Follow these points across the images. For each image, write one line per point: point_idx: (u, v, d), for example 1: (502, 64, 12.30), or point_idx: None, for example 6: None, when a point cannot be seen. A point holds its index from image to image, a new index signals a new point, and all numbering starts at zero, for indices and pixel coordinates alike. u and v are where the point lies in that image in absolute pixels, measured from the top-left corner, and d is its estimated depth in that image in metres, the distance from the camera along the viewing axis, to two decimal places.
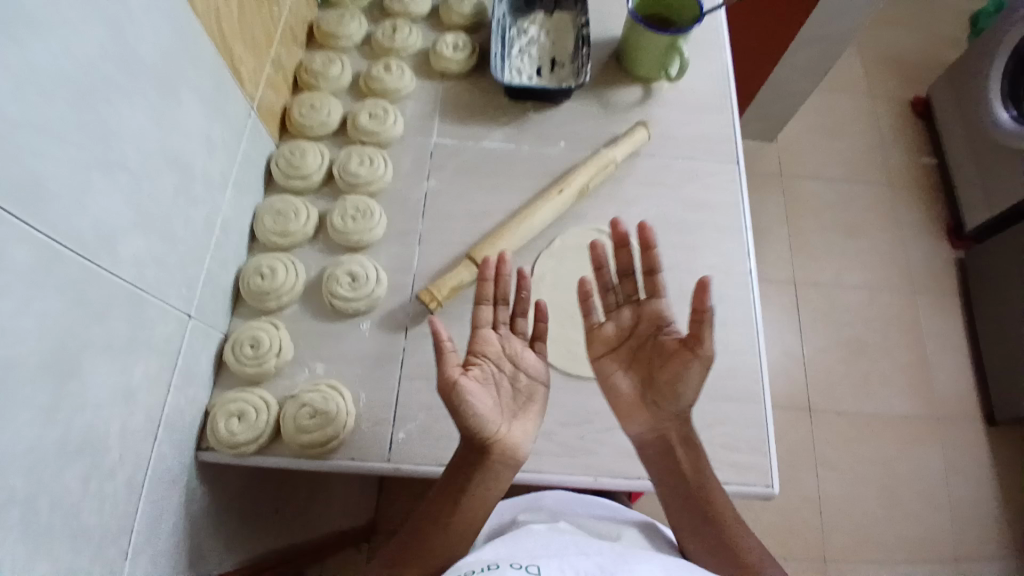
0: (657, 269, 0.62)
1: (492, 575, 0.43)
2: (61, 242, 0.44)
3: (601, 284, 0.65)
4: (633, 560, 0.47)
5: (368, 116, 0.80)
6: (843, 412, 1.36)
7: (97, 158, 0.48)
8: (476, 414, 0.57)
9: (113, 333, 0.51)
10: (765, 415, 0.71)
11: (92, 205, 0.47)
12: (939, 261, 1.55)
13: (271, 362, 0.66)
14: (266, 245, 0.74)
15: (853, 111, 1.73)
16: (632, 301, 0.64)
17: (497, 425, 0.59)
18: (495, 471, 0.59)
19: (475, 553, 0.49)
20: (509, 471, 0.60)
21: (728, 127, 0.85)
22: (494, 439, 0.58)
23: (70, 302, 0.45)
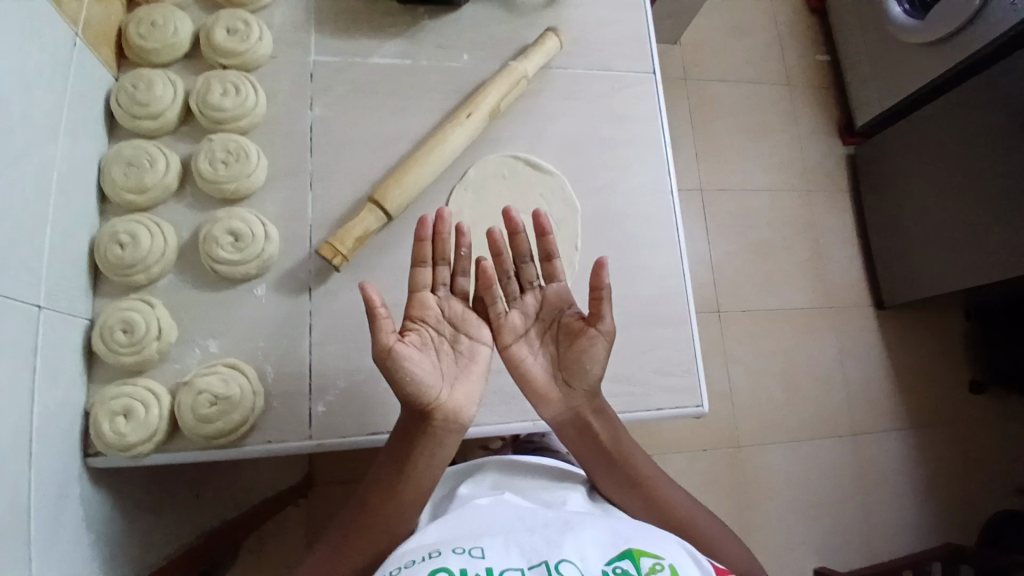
0: (554, 253, 0.60)
1: (432, 564, 0.42)
2: None
3: (500, 275, 0.60)
4: (579, 526, 0.46)
5: (226, 31, 0.65)
6: (749, 311, 1.44)
7: None
8: (415, 382, 0.53)
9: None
10: (694, 334, 0.70)
11: None
12: (833, 158, 1.62)
13: (152, 347, 0.56)
14: (121, 204, 0.60)
15: (754, 6, 1.70)
16: (532, 287, 0.60)
17: (436, 390, 0.54)
18: (440, 437, 0.55)
19: (418, 536, 0.48)
20: (454, 437, 0.55)
21: (643, 29, 0.78)
22: (433, 406, 0.54)
23: None
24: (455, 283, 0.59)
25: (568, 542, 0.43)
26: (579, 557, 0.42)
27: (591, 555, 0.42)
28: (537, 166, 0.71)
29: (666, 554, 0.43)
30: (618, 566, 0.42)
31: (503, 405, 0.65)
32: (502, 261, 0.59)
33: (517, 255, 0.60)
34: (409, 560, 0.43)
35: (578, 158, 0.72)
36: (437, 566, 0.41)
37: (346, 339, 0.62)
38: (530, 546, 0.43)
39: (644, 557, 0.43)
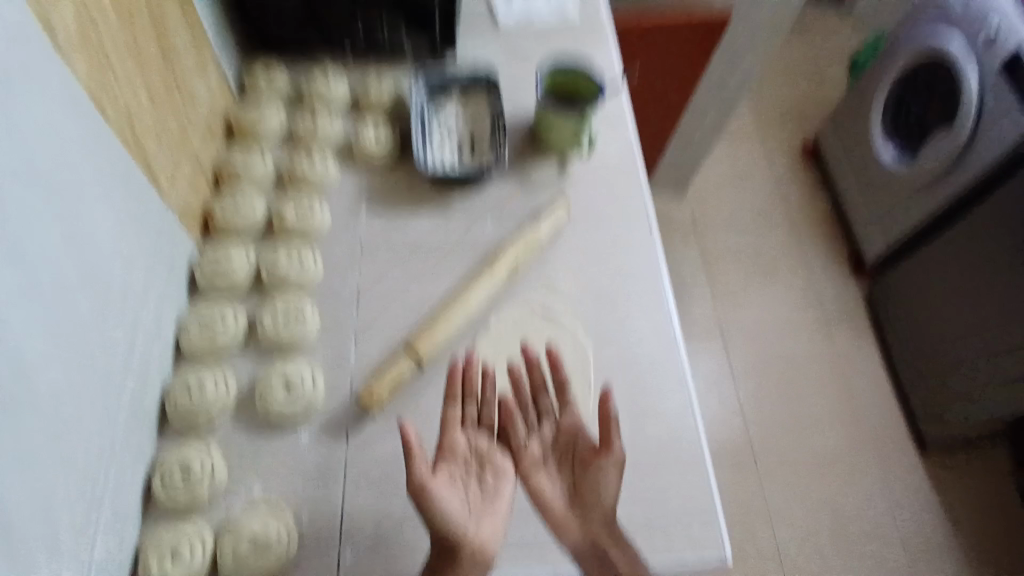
0: (566, 385, 0.67)
1: None
2: None
3: (519, 404, 0.67)
4: None
5: (295, 213, 0.80)
6: (784, 458, 1.42)
7: (11, 291, 0.46)
8: (447, 518, 0.56)
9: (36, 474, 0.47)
10: (710, 477, 0.72)
11: (6, 341, 0.45)
12: (847, 294, 1.67)
13: (204, 489, 0.62)
14: (191, 357, 0.70)
15: (753, 161, 1.88)
16: (548, 417, 0.67)
17: (464, 525, 0.58)
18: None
19: None
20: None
21: (640, 195, 0.90)
22: (462, 542, 0.56)
23: None
24: (482, 419, 0.65)
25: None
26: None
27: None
28: (551, 317, 0.79)
29: None
30: None
31: (529, 552, 0.65)
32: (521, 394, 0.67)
33: (534, 388, 0.68)
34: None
35: (588, 309, 0.81)
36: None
37: (376, 482, 0.66)
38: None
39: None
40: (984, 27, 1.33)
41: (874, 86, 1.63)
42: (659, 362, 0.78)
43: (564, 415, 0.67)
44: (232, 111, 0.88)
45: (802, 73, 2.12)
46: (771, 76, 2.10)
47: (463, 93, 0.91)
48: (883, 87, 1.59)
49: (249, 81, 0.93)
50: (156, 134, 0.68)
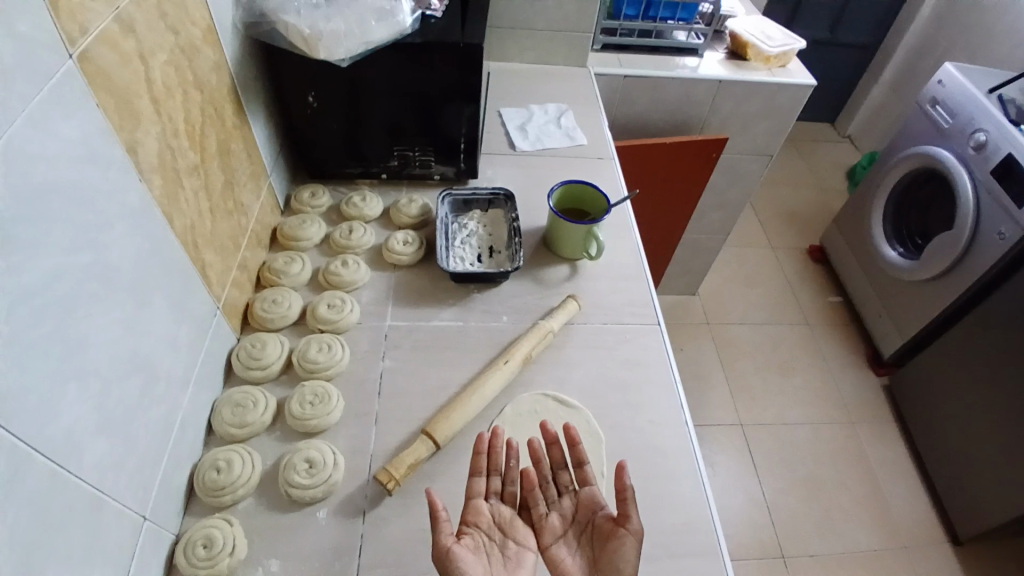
0: (584, 460, 0.69)
1: None
2: (35, 448, 0.47)
3: (539, 477, 0.70)
4: None
5: (327, 306, 0.87)
6: (816, 557, 1.33)
7: (74, 367, 0.52)
8: None
9: (72, 544, 0.51)
10: (727, 568, 0.70)
11: (64, 411, 0.51)
12: (867, 391, 1.66)
13: (224, 563, 0.64)
14: (223, 436, 0.75)
15: (761, 263, 1.95)
16: (568, 491, 0.69)
17: None
18: None
19: None
20: None
21: (647, 294, 0.96)
22: None
23: (34, 506, 0.47)
24: (505, 491, 0.67)
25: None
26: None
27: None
28: (565, 403, 0.82)
29: None
30: None
31: None
32: (542, 465, 0.70)
33: (554, 462, 0.71)
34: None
35: (598, 396, 0.84)
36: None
37: (390, 565, 0.67)
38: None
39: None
40: (974, 137, 1.41)
41: (872, 195, 1.73)
42: (670, 450, 0.80)
43: (583, 489, 0.68)
44: (278, 223, 0.99)
45: (802, 185, 2.27)
46: (773, 188, 2.25)
47: (484, 210, 1.02)
48: (880, 195, 1.70)
49: (294, 196, 1.04)
50: (212, 239, 0.78)
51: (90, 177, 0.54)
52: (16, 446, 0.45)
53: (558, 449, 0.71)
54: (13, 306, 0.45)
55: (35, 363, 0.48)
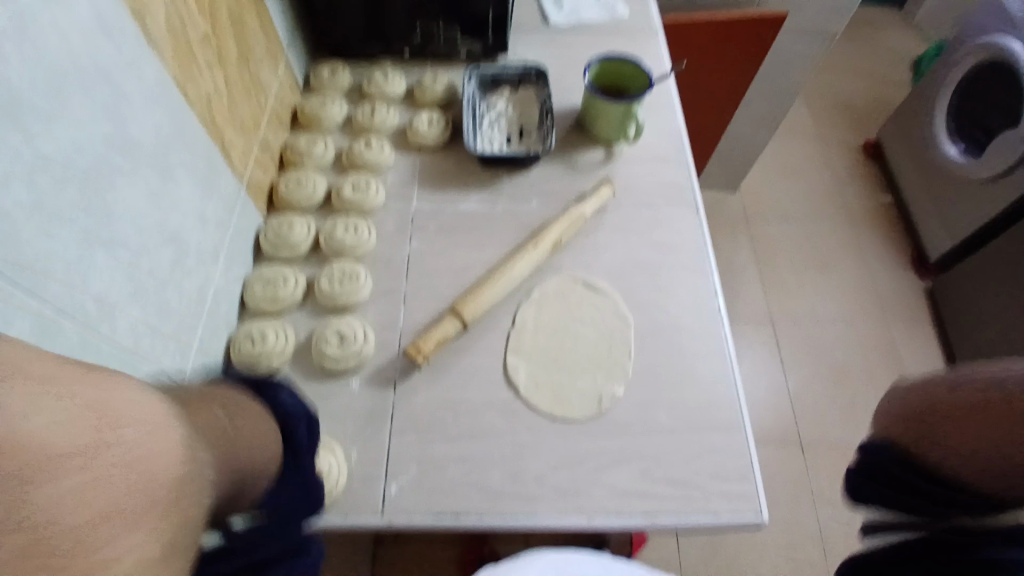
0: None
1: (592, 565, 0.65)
2: (66, 313, 0.48)
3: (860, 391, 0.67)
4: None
5: (351, 187, 0.86)
6: (836, 447, 1.35)
7: (101, 236, 0.52)
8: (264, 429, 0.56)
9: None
10: (748, 444, 0.71)
11: (94, 280, 0.52)
12: (908, 291, 1.60)
13: (269, 354, 0.72)
14: (256, 311, 0.77)
15: (808, 157, 1.84)
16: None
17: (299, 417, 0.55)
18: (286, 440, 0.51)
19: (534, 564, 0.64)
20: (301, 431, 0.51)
21: (686, 178, 0.92)
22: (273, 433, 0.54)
23: None
24: None
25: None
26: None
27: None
28: (593, 287, 0.81)
29: None
30: None
31: (561, 500, 0.67)
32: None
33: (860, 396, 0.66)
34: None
35: (628, 280, 0.83)
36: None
37: (420, 432, 0.70)
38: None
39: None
40: None
41: (936, 85, 1.57)
42: (698, 333, 0.79)
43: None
44: (299, 103, 0.96)
45: (860, 75, 2.08)
46: (827, 78, 2.07)
47: (514, 88, 0.96)
48: (946, 87, 1.53)
49: (314, 75, 1.00)
50: (232, 116, 0.76)
51: (100, 39, 0.51)
52: (47, 313, 0.47)
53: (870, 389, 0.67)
54: (31, 171, 0.44)
55: (62, 233, 0.48)
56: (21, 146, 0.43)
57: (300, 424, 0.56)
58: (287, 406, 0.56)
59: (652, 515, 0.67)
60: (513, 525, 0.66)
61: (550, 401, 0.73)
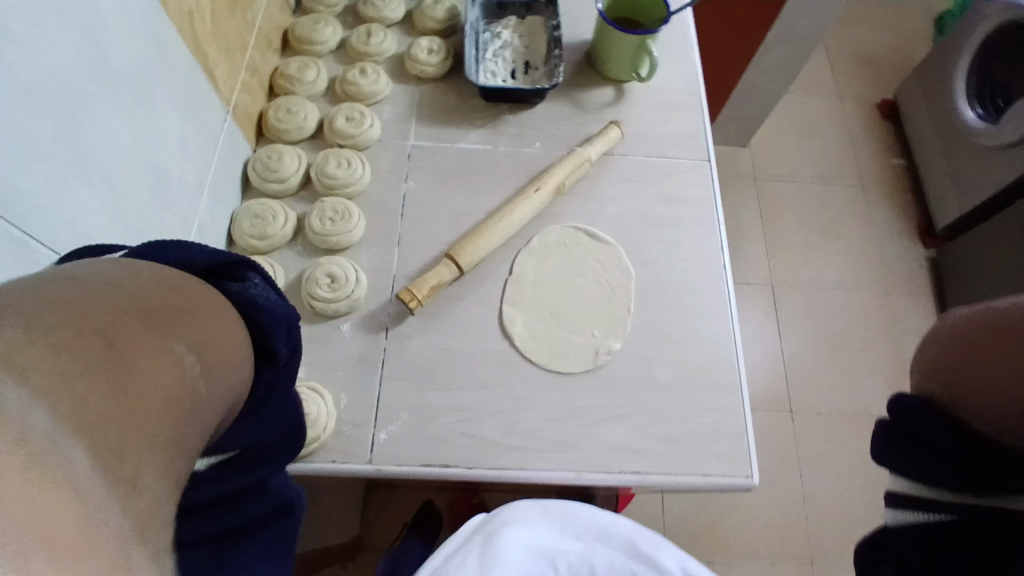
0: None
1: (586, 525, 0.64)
2: (36, 241, 0.45)
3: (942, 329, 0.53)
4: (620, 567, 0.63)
5: (345, 119, 0.80)
6: (826, 411, 1.36)
7: (73, 158, 0.48)
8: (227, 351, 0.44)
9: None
10: (745, 406, 0.70)
11: (66, 205, 0.48)
12: (912, 258, 1.57)
13: (276, 235, 0.73)
14: (244, 248, 0.73)
15: (822, 114, 1.77)
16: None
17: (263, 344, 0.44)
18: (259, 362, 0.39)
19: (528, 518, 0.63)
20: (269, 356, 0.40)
21: (700, 125, 0.87)
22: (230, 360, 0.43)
23: None
24: None
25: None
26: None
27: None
28: (596, 237, 0.78)
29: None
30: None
31: (552, 453, 0.66)
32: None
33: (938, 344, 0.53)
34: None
35: (633, 233, 0.79)
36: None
37: (411, 379, 0.68)
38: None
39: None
40: None
41: (961, 43, 1.48)
42: (702, 291, 0.76)
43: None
44: (289, 24, 0.89)
45: (884, 27, 1.98)
46: (849, 30, 1.97)
47: (521, 17, 0.90)
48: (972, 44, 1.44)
49: None
50: (216, 33, 0.69)
51: None
52: (13, 236, 0.43)
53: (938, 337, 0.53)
54: None
55: (25, 148, 0.43)
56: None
57: (281, 331, 0.39)
58: (257, 297, 0.39)
59: (643, 472, 0.66)
60: (501, 476, 0.65)
61: (545, 351, 0.71)
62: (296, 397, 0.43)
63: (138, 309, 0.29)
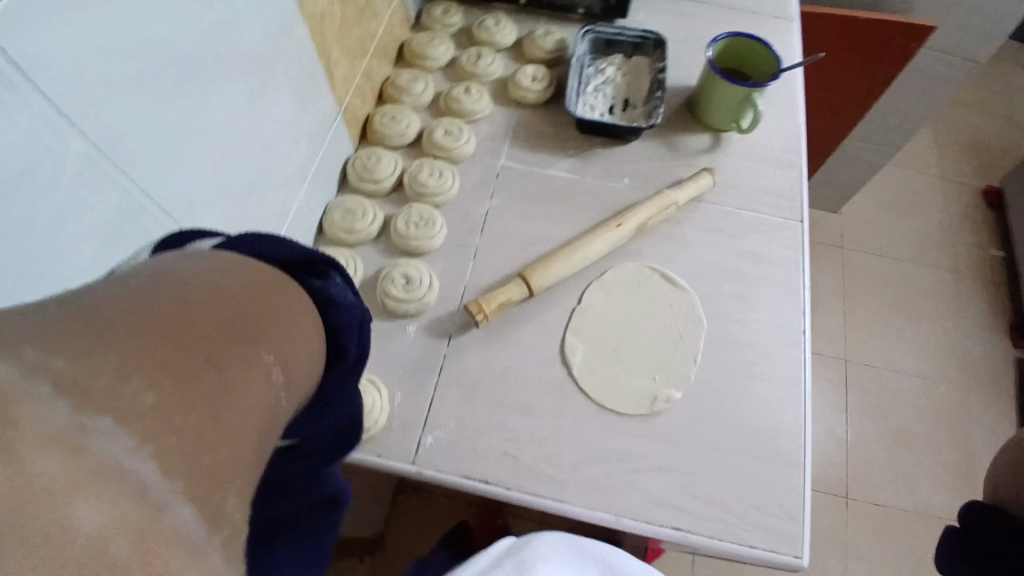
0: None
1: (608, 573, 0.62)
2: (151, 200, 0.49)
3: None
4: None
5: (443, 131, 0.83)
6: (882, 504, 1.26)
7: (195, 130, 0.52)
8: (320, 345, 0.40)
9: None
10: (803, 481, 0.66)
11: (182, 172, 0.51)
12: (1002, 358, 1.45)
13: (362, 229, 0.76)
14: (330, 238, 0.77)
15: (922, 193, 1.69)
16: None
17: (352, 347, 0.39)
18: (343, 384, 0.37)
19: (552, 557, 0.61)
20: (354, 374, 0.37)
21: (796, 184, 0.85)
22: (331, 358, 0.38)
23: None
24: None
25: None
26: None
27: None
28: (671, 281, 0.77)
29: None
30: None
31: (591, 490, 0.65)
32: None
33: None
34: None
35: (710, 283, 0.78)
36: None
37: (465, 390, 0.69)
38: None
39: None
40: None
41: None
42: (773, 354, 0.74)
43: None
44: (407, 38, 0.94)
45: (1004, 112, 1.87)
46: (964, 110, 1.87)
47: (628, 55, 0.91)
48: None
49: (426, 12, 0.97)
50: (341, 37, 0.74)
51: None
52: (129, 194, 0.46)
53: None
54: (137, 49, 0.44)
55: (157, 118, 0.47)
56: (124, 19, 0.42)
57: (353, 330, 0.35)
58: (336, 295, 0.35)
59: (684, 530, 0.63)
60: (539, 503, 0.64)
61: (601, 387, 0.70)
62: (357, 395, 0.39)
63: (235, 314, 0.26)
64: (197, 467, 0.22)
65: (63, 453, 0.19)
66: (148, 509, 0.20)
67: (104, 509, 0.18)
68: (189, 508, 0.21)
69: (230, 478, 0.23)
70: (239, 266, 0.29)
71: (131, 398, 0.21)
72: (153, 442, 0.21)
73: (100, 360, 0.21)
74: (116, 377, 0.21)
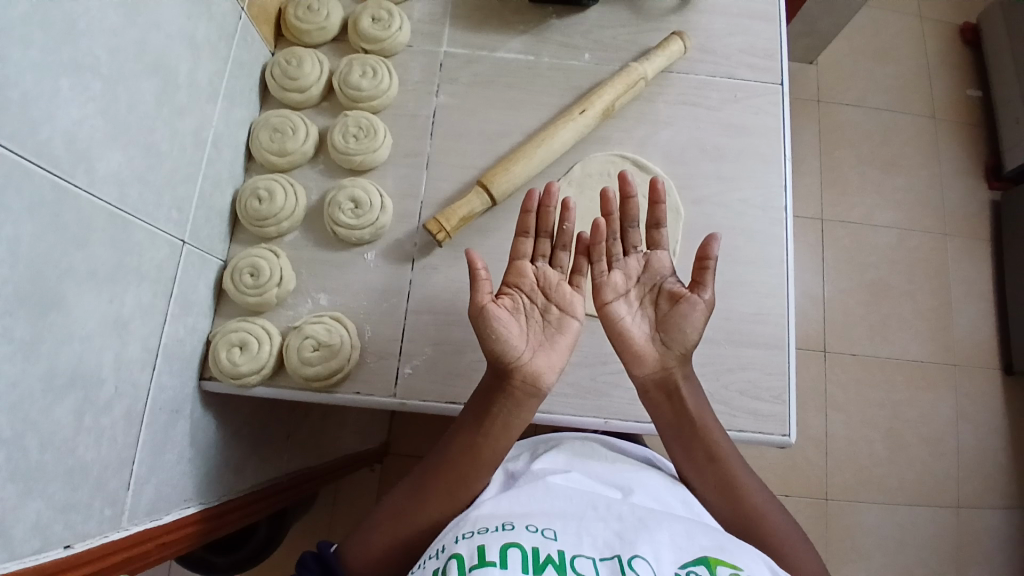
0: (662, 222, 0.62)
1: (634, 497, 0.55)
2: (29, 157, 0.39)
3: (626, 274, 0.61)
4: (653, 523, 0.49)
5: (371, 19, 0.71)
6: (859, 357, 1.29)
7: (59, 60, 0.41)
8: (500, 340, 0.57)
9: (97, 261, 0.47)
10: (789, 361, 0.66)
11: (60, 116, 0.42)
12: (972, 204, 1.41)
13: (296, 150, 0.67)
14: (263, 163, 0.68)
15: (907, 26, 1.53)
16: (636, 250, 0.62)
17: (471, 438, 0.58)
18: (449, 478, 0.57)
19: (564, 476, 0.57)
20: (451, 491, 0.56)
21: (774, 39, 0.77)
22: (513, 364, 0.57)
23: (43, 226, 0.41)
24: (555, 256, 0.61)
25: (644, 541, 0.46)
26: (653, 557, 0.45)
27: (665, 558, 0.45)
28: (644, 168, 0.71)
29: (745, 567, 0.45)
30: (693, 571, 0.44)
31: (578, 398, 0.65)
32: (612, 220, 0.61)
33: (645, 268, 0.61)
34: (482, 528, 0.48)
35: (685, 165, 0.72)
36: (510, 540, 0.45)
37: (436, 312, 0.65)
38: (604, 540, 0.47)
39: (721, 567, 0.44)
40: None
41: None
42: (753, 234, 0.70)
43: (652, 251, 0.62)
44: None
45: None
46: None
47: None
48: None
49: None
50: None
51: None
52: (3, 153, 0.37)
53: (667, 304, 0.59)
54: None
55: (11, 52, 0.38)
56: None
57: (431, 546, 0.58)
58: None
59: None
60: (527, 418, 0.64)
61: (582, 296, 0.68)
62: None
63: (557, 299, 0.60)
64: (529, 314, 0.59)
65: (538, 294, 0.60)
66: (540, 310, 0.59)
67: (529, 315, 0.59)
68: (506, 314, 0.58)
69: (527, 317, 0.59)
70: (536, 307, 0.60)
71: (534, 279, 0.60)
72: (536, 307, 0.60)
73: (526, 281, 0.60)
74: (541, 276, 0.61)
